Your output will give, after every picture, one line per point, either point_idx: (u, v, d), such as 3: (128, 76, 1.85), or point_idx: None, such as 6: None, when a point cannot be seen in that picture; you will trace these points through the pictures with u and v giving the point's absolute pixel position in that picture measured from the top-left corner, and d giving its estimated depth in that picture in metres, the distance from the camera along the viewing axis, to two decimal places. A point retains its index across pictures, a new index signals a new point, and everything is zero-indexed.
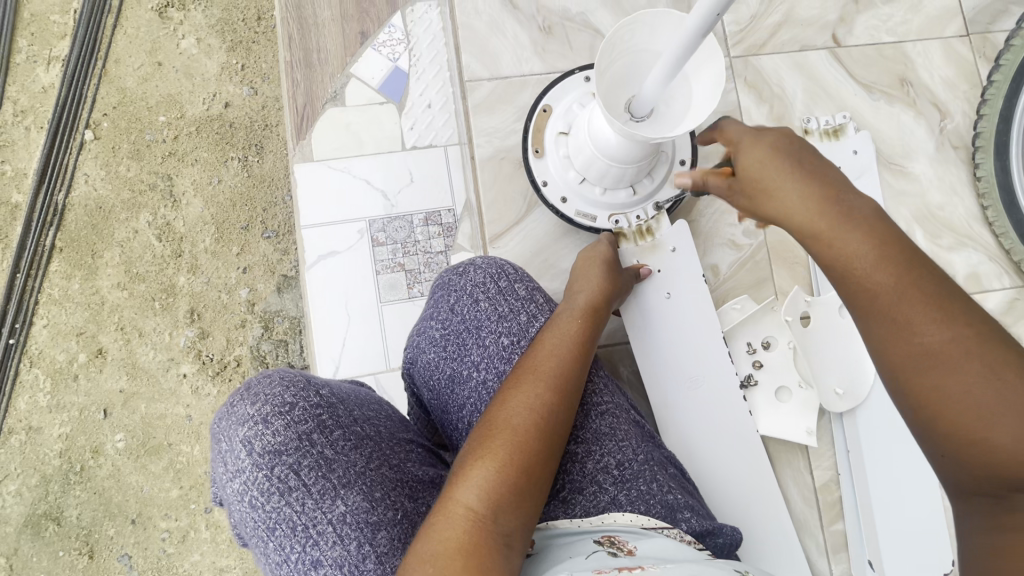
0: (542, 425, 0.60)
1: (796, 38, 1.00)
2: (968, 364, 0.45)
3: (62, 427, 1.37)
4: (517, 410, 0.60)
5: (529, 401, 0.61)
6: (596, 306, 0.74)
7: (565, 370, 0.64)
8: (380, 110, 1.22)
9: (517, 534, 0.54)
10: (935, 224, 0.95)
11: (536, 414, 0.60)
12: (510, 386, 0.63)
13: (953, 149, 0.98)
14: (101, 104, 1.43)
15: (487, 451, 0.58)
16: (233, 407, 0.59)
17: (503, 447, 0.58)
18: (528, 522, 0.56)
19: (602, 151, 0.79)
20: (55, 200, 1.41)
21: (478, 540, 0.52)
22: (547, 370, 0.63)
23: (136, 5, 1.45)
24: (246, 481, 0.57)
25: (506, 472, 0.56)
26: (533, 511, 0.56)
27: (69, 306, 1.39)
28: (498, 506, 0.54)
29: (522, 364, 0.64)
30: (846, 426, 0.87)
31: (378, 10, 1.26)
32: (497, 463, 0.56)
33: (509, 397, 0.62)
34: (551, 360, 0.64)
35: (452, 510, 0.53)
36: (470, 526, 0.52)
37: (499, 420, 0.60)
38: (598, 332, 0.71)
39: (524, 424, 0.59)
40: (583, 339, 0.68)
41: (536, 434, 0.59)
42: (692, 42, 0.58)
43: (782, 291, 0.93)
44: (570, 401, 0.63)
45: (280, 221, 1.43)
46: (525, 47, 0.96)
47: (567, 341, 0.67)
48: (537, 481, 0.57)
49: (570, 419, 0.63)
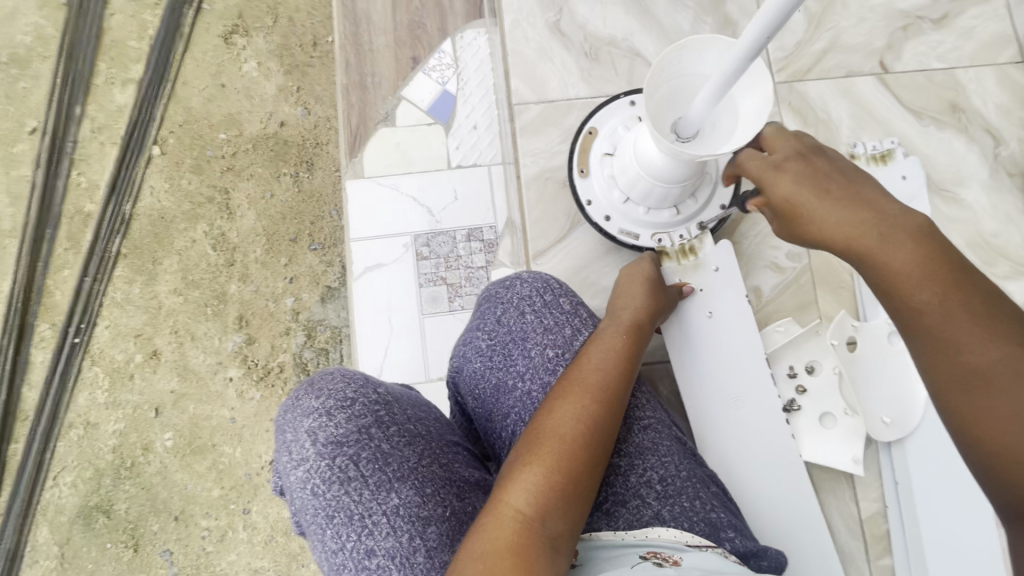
0: (589, 435, 0.61)
1: (842, 64, 1.00)
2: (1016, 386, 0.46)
3: (116, 423, 1.45)
4: (564, 420, 0.62)
5: (577, 411, 0.62)
6: (640, 323, 0.75)
7: (611, 383, 0.65)
8: (427, 130, 1.28)
9: (566, 539, 0.55)
10: (989, 252, 0.93)
11: (583, 424, 0.61)
12: (557, 396, 0.64)
13: (1007, 175, 0.96)
14: (169, 122, 1.54)
15: (535, 456, 0.59)
16: (298, 400, 0.63)
17: (550, 455, 0.59)
18: (576, 528, 0.57)
19: (648, 171, 0.81)
20: (123, 211, 1.52)
21: (528, 541, 0.53)
22: (592, 382, 0.65)
23: (205, 32, 1.57)
24: (309, 469, 0.59)
25: (555, 479, 0.57)
26: (578, 518, 0.57)
27: (129, 309, 1.48)
28: (546, 510, 0.55)
29: (568, 375, 0.66)
30: (894, 456, 0.85)
31: (429, 37, 1.32)
32: (546, 469, 0.58)
33: (557, 406, 0.63)
34: (596, 373, 0.66)
35: (502, 512, 0.55)
36: (520, 527, 0.54)
37: (547, 428, 0.61)
38: (642, 348, 0.73)
39: (571, 433, 0.61)
40: (628, 353, 0.69)
41: (583, 443, 0.60)
42: (741, 66, 0.60)
43: (827, 315, 0.92)
44: (614, 412, 0.64)
45: (326, 234, 1.49)
46: (572, 72, 0.99)
47: (612, 354, 0.68)
48: (584, 489, 0.59)
49: (615, 430, 0.64)
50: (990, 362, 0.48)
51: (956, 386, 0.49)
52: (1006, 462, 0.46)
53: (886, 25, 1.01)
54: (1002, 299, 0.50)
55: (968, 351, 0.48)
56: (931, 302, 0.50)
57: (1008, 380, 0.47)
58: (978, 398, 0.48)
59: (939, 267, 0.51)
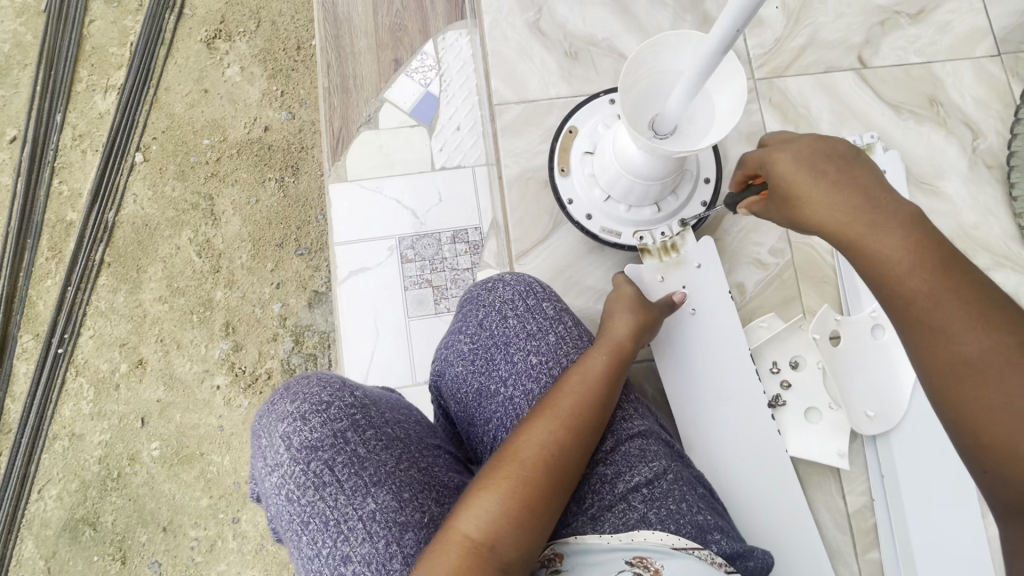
0: (552, 462, 0.60)
1: (821, 59, 1.01)
2: (1011, 375, 0.46)
3: (102, 434, 1.43)
4: (529, 444, 0.61)
5: (543, 437, 0.61)
6: (625, 343, 0.73)
7: (583, 410, 0.64)
8: (411, 132, 1.27)
9: (513, 568, 0.55)
10: (970, 244, 0.94)
11: (547, 451, 0.60)
12: (526, 419, 0.63)
13: (987, 168, 0.96)
14: (152, 128, 1.53)
15: (496, 480, 0.59)
16: (274, 404, 0.63)
17: (509, 480, 0.58)
18: (526, 556, 0.56)
19: (627, 169, 0.81)
20: (106, 218, 1.50)
21: (472, 567, 0.53)
22: (564, 407, 0.64)
23: (187, 37, 1.56)
24: (284, 475, 0.59)
25: (509, 506, 0.57)
26: (531, 546, 0.57)
27: (114, 318, 1.47)
28: (496, 536, 0.55)
29: (542, 398, 0.65)
30: (880, 449, 0.85)
31: (411, 39, 1.32)
32: (502, 494, 0.57)
33: (525, 429, 0.62)
34: (569, 398, 0.64)
35: (450, 536, 0.55)
36: (465, 553, 0.54)
37: (513, 450, 0.61)
38: (624, 371, 0.71)
39: (534, 460, 0.60)
40: (607, 378, 0.67)
41: (544, 471, 0.59)
42: (714, 59, 0.59)
43: (810, 310, 0.92)
44: (583, 440, 0.63)
45: (313, 239, 1.48)
46: (553, 72, 0.99)
47: (588, 379, 0.66)
48: (539, 517, 0.58)
49: (583, 458, 0.63)
50: (983, 350, 0.47)
51: (950, 377, 0.48)
52: (1007, 455, 0.45)
53: (864, 20, 1.02)
54: (992, 288, 0.50)
55: (961, 340, 0.48)
56: (921, 289, 0.50)
57: (1004, 370, 0.46)
58: (973, 387, 0.47)
59: (930, 254, 0.51)
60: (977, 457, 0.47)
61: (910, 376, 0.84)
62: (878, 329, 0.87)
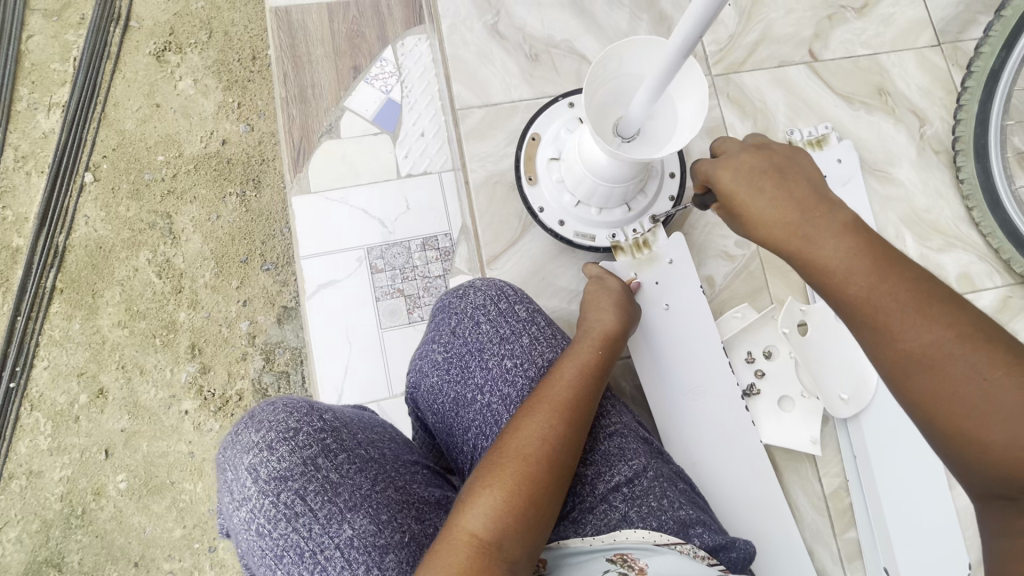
0: (553, 455, 0.60)
1: (775, 54, 1.03)
2: (955, 365, 0.48)
3: (63, 469, 1.35)
4: (528, 439, 0.60)
5: (542, 431, 0.61)
6: (611, 337, 0.74)
7: (580, 402, 0.64)
8: (374, 140, 1.25)
9: (524, 561, 0.55)
10: (923, 227, 0.97)
11: (549, 445, 0.60)
12: (522, 413, 0.63)
13: (934, 153, 1.00)
14: (101, 147, 1.46)
15: (497, 478, 0.58)
16: (238, 435, 0.60)
17: (511, 477, 0.58)
18: (534, 550, 0.56)
19: (594, 172, 0.81)
20: (56, 242, 1.43)
21: (482, 564, 0.52)
22: (560, 400, 0.63)
23: (134, 50, 1.50)
24: (253, 509, 0.57)
25: (514, 502, 0.56)
26: (538, 541, 0.56)
27: (69, 347, 1.39)
28: (503, 533, 0.55)
29: (538, 391, 0.64)
30: (852, 431, 0.87)
31: (370, 45, 1.30)
32: (505, 491, 0.57)
33: (521, 424, 0.62)
34: (565, 389, 0.64)
35: (456, 537, 0.54)
36: (474, 552, 0.53)
37: (512, 447, 0.60)
38: (612, 361, 0.72)
39: (536, 454, 0.59)
40: (598, 369, 0.68)
41: (546, 464, 0.59)
42: (674, 66, 0.60)
43: (778, 298, 0.94)
44: (580, 431, 0.63)
45: (279, 253, 1.44)
46: (514, 74, 0.99)
47: (582, 370, 0.67)
48: (545, 509, 0.58)
49: (580, 449, 0.63)
50: (927, 345, 0.49)
51: (901, 372, 0.50)
52: (960, 440, 0.48)
53: (813, 15, 1.05)
54: (933, 279, 0.51)
55: (905, 338, 0.49)
56: (864, 291, 0.51)
57: (951, 360, 0.48)
58: (925, 381, 0.49)
59: (866, 253, 0.52)
60: (937, 441, 0.50)
61: None
62: None
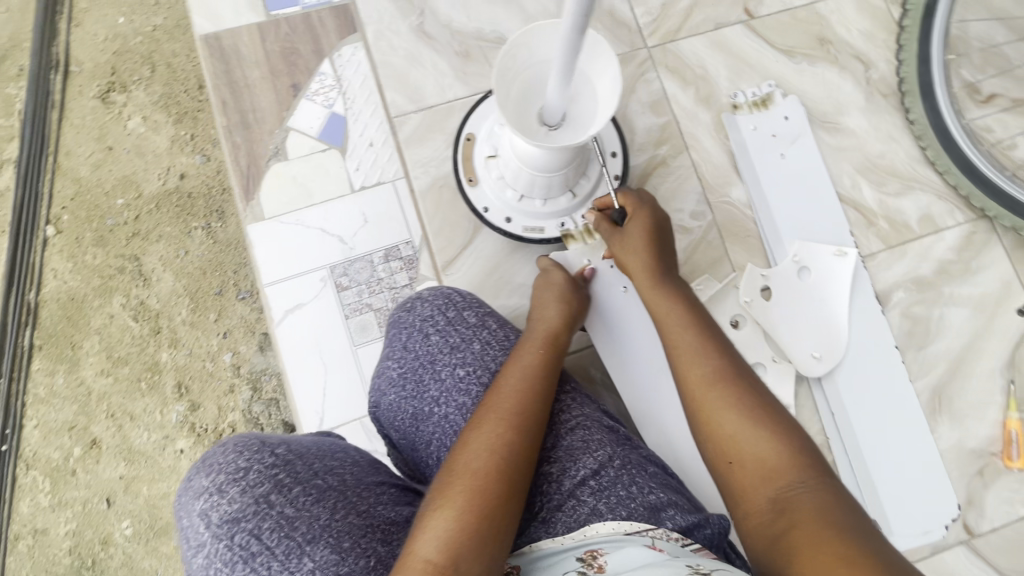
0: (502, 465, 0.59)
1: (710, 17, 1.01)
2: None
3: (67, 524, 1.35)
4: (476, 454, 0.60)
5: (490, 442, 0.60)
6: (558, 333, 0.73)
7: (526, 406, 0.63)
8: (323, 157, 1.24)
9: None
10: (879, 173, 0.96)
11: (497, 454, 0.59)
12: (471, 426, 0.62)
13: (883, 97, 0.99)
14: (59, 197, 1.44)
15: (447, 498, 0.57)
16: (190, 482, 0.60)
17: (461, 494, 0.57)
18: (494, 565, 0.55)
19: (527, 164, 0.79)
20: (28, 300, 1.42)
21: None
22: (508, 407, 0.63)
23: (78, 95, 1.47)
24: (209, 554, 0.57)
25: (465, 521, 0.55)
26: (497, 556, 0.56)
27: (56, 403, 1.39)
28: (458, 554, 0.54)
29: (483, 402, 0.64)
30: (826, 389, 0.87)
31: (307, 60, 1.27)
32: (457, 511, 0.56)
33: (470, 438, 0.61)
34: (511, 397, 0.63)
35: (410, 564, 0.53)
36: None
37: (459, 464, 0.59)
38: (561, 358, 0.71)
39: (484, 466, 0.59)
40: (545, 368, 0.67)
41: (497, 474, 0.58)
42: (573, 50, 0.58)
43: (740, 267, 0.92)
44: (531, 435, 0.62)
45: (251, 280, 1.43)
46: (447, 74, 0.97)
47: (527, 373, 0.66)
48: (501, 524, 0.57)
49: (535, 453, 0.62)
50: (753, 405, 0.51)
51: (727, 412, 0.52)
52: None
53: None
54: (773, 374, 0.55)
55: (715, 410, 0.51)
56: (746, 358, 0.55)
57: None
58: None
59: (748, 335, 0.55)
60: None
61: (838, 313, 0.88)
62: (803, 271, 0.90)
